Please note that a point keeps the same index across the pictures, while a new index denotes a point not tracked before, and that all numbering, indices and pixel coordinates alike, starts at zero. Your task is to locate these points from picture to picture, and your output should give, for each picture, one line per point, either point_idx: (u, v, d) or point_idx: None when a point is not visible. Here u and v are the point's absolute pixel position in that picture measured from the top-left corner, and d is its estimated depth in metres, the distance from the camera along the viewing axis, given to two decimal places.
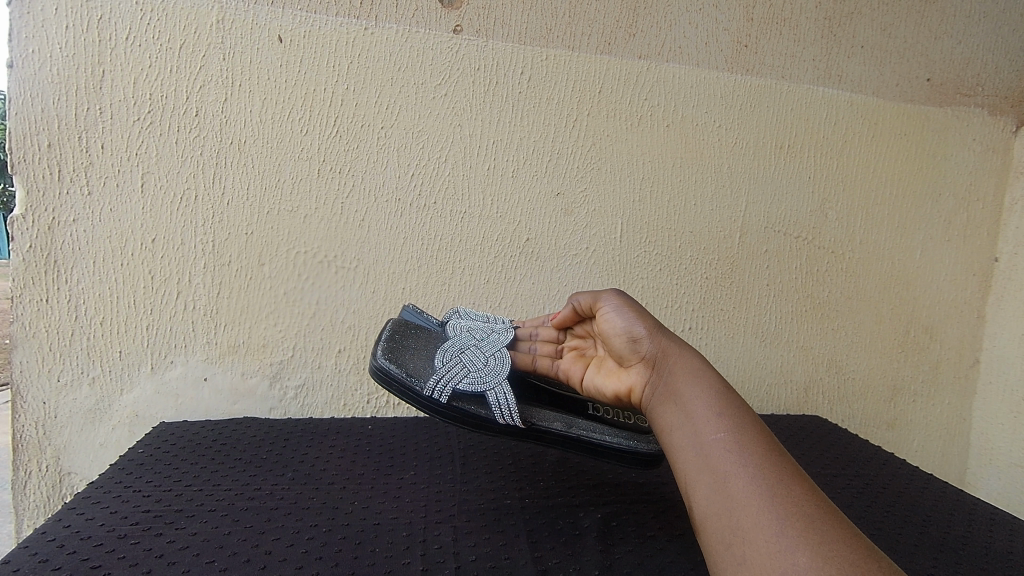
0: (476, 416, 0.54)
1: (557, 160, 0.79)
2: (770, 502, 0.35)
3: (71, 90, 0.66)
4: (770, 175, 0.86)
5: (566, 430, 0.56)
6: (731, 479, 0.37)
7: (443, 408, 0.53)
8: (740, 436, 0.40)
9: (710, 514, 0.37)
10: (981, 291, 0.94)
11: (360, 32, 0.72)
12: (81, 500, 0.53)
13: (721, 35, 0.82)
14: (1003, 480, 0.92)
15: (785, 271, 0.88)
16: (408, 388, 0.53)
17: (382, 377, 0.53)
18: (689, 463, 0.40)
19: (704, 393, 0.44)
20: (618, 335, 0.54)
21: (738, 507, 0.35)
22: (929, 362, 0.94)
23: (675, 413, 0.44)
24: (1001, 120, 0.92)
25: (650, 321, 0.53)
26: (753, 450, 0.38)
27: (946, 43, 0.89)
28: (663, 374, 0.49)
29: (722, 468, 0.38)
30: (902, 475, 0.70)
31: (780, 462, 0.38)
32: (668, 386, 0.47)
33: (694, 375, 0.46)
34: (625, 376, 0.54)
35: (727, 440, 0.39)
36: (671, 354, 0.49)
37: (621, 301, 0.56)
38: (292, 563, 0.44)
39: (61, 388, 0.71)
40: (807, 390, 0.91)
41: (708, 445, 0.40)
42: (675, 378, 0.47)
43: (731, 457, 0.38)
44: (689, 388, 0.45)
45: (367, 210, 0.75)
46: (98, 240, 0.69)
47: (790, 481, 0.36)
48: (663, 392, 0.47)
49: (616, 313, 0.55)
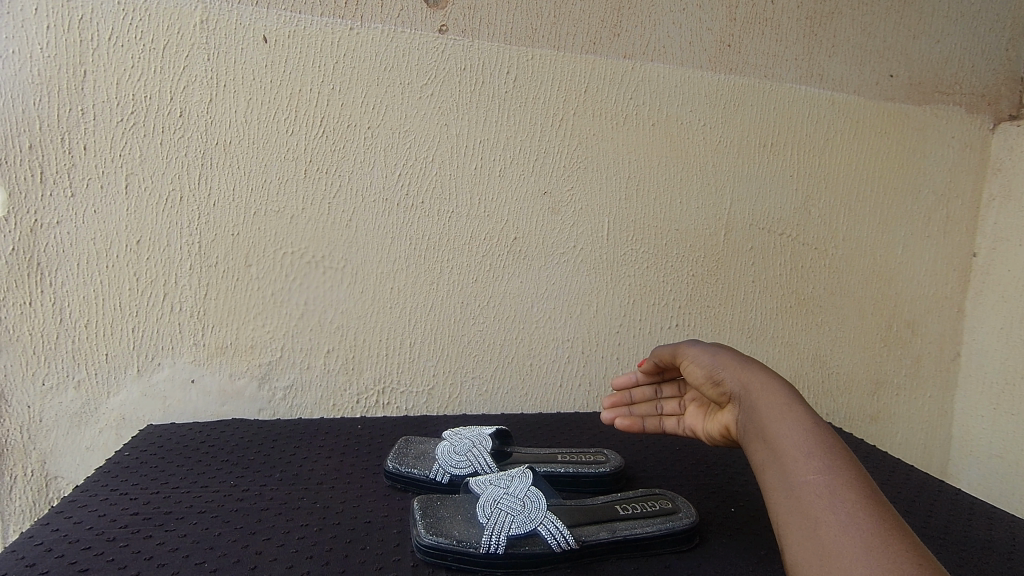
0: (522, 534, 0.50)
1: (544, 160, 0.79)
2: (864, 555, 0.35)
3: (54, 91, 0.65)
4: (754, 173, 0.87)
5: (613, 535, 0.51)
6: (823, 527, 0.38)
7: (480, 527, 0.51)
8: (835, 479, 0.40)
9: (804, 562, 0.37)
10: (960, 286, 0.96)
11: (345, 33, 0.72)
12: (68, 503, 0.54)
13: (704, 34, 0.83)
14: (983, 470, 0.94)
15: (769, 268, 0.89)
16: (444, 538, 0.49)
17: (414, 520, 0.52)
18: (782, 507, 0.41)
19: (791, 426, 0.44)
20: (701, 374, 0.53)
21: (831, 557, 0.36)
22: (911, 356, 0.96)
23: (763, 451, 0.44)
24: (979, 118, 0.94)
25: (731, 356, 0.52)
26: (847, 496, 0.38)
27: (923, 43, 0.91)
28: (745, 406, 0.48)
29: (814, 515, 0.38)
30: (883, 466, 0.72)
31: (874, 506, 0.38)
32: (754, 419, 0.46)
33: (776, 403, 0.46)
34: (718, 417, 0.53)
35: (819, 481, 0.40)
36: (752, 382, 0.49)
37: (703, 346, 0.56)
38: (283, 563, 0.46)
39: (46, 391, 0.70)
40: (792, 385, 0.93)
41: (800, 490, 0.40)
42: (758, 410, 0.46)
43: (825, 503, 0.39)
44: (777, 422, 0.44)
45: (355, 210, 0.75)
46: (82, 242, 0.69)
47: (886, 534, 0.36)
48: (749, 424, 0.47)
49: (701, 355, 0.54)
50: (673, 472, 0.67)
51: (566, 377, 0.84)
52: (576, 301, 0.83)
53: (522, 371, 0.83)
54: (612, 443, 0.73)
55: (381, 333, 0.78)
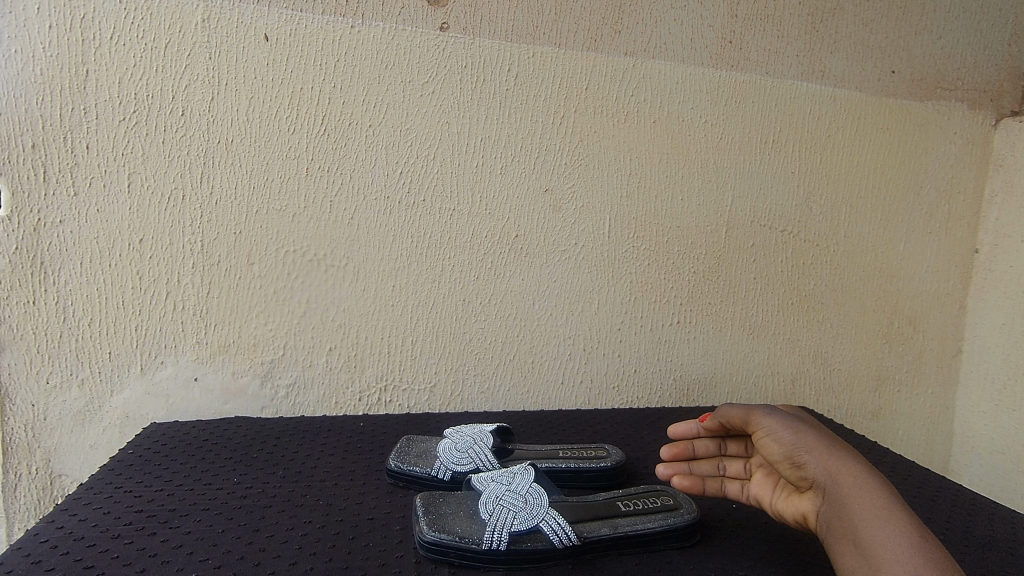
0: (524, 531, 0.50)
1: (545, 157, 0.79)
2: None
3: (56, 90, 0.66)
4: (756, 169, 0.87)
5: (615, 531, 0.51)
6: None
7: (482, 523, 0.51)
8: None
9: None
10: (962, 283, 0.96)
11: (346, 31, 0.72)
12: (73, 501, 0.54)
13: (705, 31, 0.83)
14: (985, 466, 0.94)
15: (771, 265, 0.89)
16: (446, 534, 0.49)
17: (416, 516, 0.52)
18: None
19: (894, 544, 0.41)
20: (778, 453, 0.49)
21: None
22: (913, 352, 0.96)
23: (855, 557, 0.42)
24: (981, 114, 0.93)
25: (815, 438, 0.49)
26: None
27: (925, 39, 0.91)
28: (836, 507, 0.45)
29: None
30: (884, 462, 0.72)
31: None
32: (847, 523, 0.43)
33: (875, 513, 0.43)
34: (794, 498, 0.50)
35: None
36: (842, 478, 0.45)
37: (780, 417, 0.51)
38: (286, 560, 0.47)
39: (50, 390, 0.70)
40: (793, 382, 0.93)
41: None
42: (853, 517, 0.43)
43: None
44: (872, 529, 0.42)
45: (356, 208, 0.75)
46: (85, 241, 0.69)
47: None
48: (841, 528, 0.44)
49: (778, 429, 0.50)
50: None
51: (567, 374, 0.84)
52: (578, 298, 0.83)
53: (523, 369, 0.83)
54: (613, 440, 0.74)
55: (383, 331, 0.78)
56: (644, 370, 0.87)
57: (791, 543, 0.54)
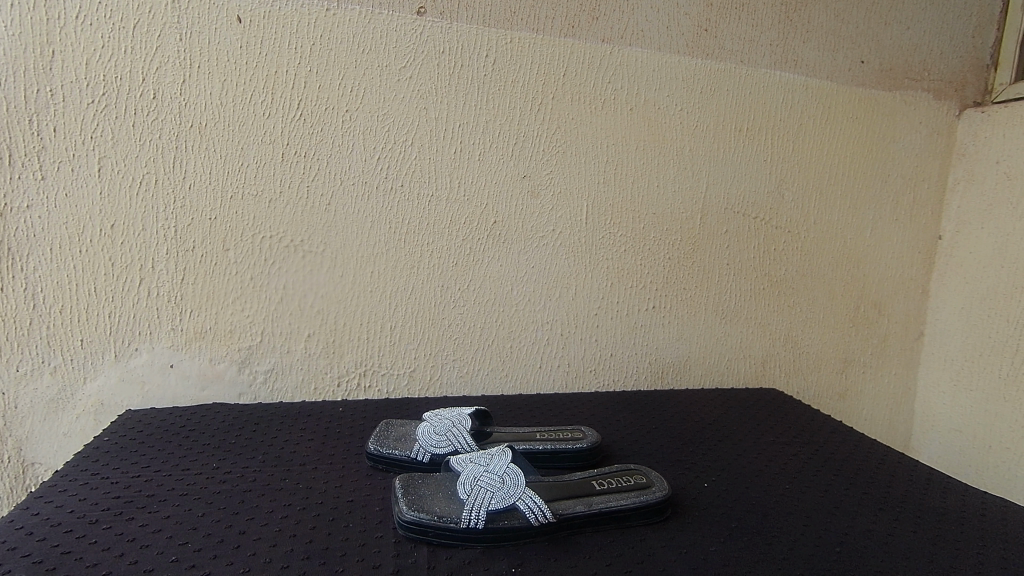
0: (501, 509, 0.51)
1: (523, 144, 0.80)
2: None
3: (19, 71, 0.64)
4: (730, 157, 0.88)
5: (590, 509, 0.53)
6: None
7: (460, 503, 0.52)
8: None
9: None
10: (926, 268, 0.99)
11: (321, 14, 0.71)
12: (49, 488, 0.54)
13: (682, 18, 0.83)
14: (944, 444, 0.98)
15: (743, 251, 0.91)
16: (425, 514, 0.51)
17: (396, 497, 0.53)
18: None
19: None
20: None
21: None
22: (878, 335, 0.99)
23: None
24: (946, 104, 0.96)
25: None
26: None
27: (894, 30, 0.93)
28: None
29: None
30: (848, 440, 0.76)
31: None
32: None
33: None
34: None
35: None
36: None
37: None
38: (267, 541, 0.48)
39: (20, 377, 0.69)
40: (764, 365, 0.96)
41: None
42: None
43: None
44: None
45: (333, 193, 0.75)
46: (54, 227, 0.68)
47: None
48: None
49: None
50: (649, 449, 0.69)
51: (545, 359, 0.86)
52: (555, 284, 0.84)
53: (502, 354, 0.84)
54: (590, 422, 0.75)
55: (361, 317, 0.78)
56: (621, 354, 0.88)
57: (757, 517, 0.56)
